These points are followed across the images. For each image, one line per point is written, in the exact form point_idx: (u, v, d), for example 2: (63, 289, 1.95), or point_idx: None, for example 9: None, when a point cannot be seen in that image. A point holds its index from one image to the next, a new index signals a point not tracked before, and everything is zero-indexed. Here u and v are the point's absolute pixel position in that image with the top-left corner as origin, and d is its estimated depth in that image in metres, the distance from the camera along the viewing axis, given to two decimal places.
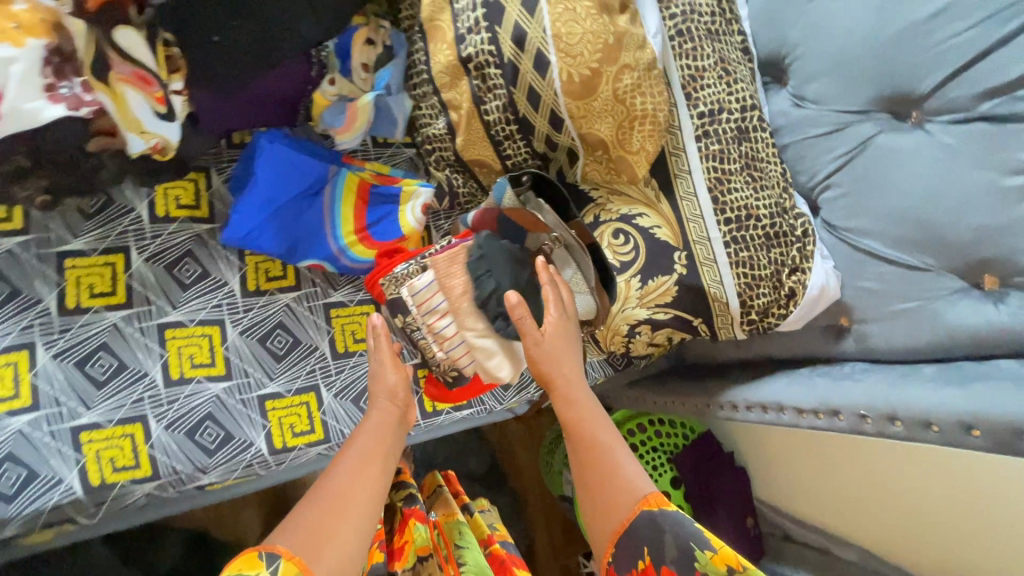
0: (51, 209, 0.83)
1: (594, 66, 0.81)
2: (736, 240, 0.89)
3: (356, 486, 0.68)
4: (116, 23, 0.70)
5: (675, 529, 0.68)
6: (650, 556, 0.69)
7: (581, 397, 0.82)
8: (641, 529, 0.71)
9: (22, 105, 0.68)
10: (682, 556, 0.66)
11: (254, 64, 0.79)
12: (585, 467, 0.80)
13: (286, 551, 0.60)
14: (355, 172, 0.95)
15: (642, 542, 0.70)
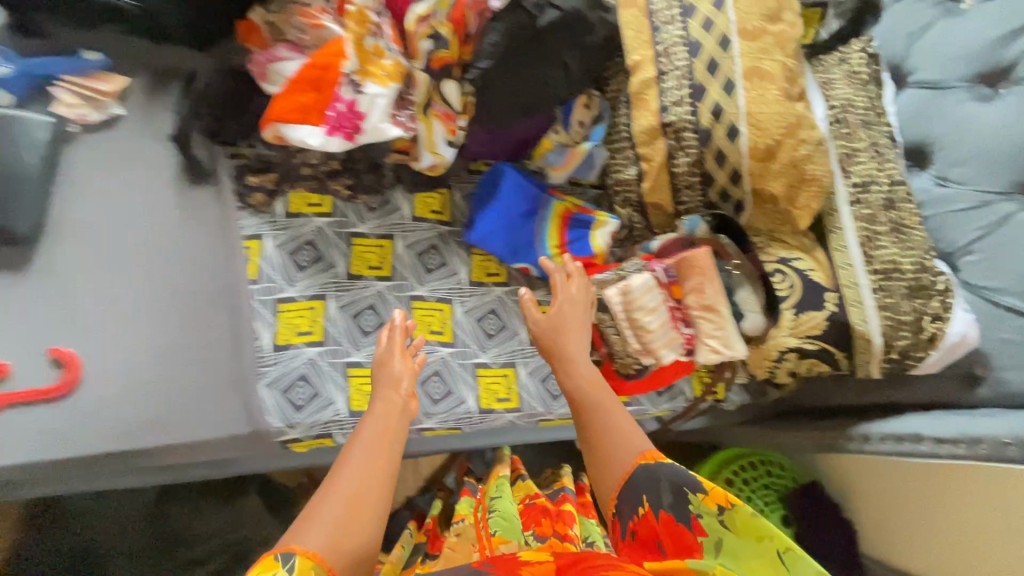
0: (350, 201, 1.12)
1: (777, 138, 1.04)
2: (883, 288, 1.06)
3: (369, 475, 0.72)
4: (445, 78, 1.01)
5: (668, 474, 0.70)
6: (649, 502, 0.71)
7: (614, 373, 0.86)
8: (639, 481, 0.73)
9: (377, 126, 0.97)
10: (675, 501, 0.68)
11: (519, 112, 1.07)
12: (584, 432, 0.83)
13: (301, 549, 0.62)
14: (561, 201, 1.19)
15: (640, 489, 0.73)
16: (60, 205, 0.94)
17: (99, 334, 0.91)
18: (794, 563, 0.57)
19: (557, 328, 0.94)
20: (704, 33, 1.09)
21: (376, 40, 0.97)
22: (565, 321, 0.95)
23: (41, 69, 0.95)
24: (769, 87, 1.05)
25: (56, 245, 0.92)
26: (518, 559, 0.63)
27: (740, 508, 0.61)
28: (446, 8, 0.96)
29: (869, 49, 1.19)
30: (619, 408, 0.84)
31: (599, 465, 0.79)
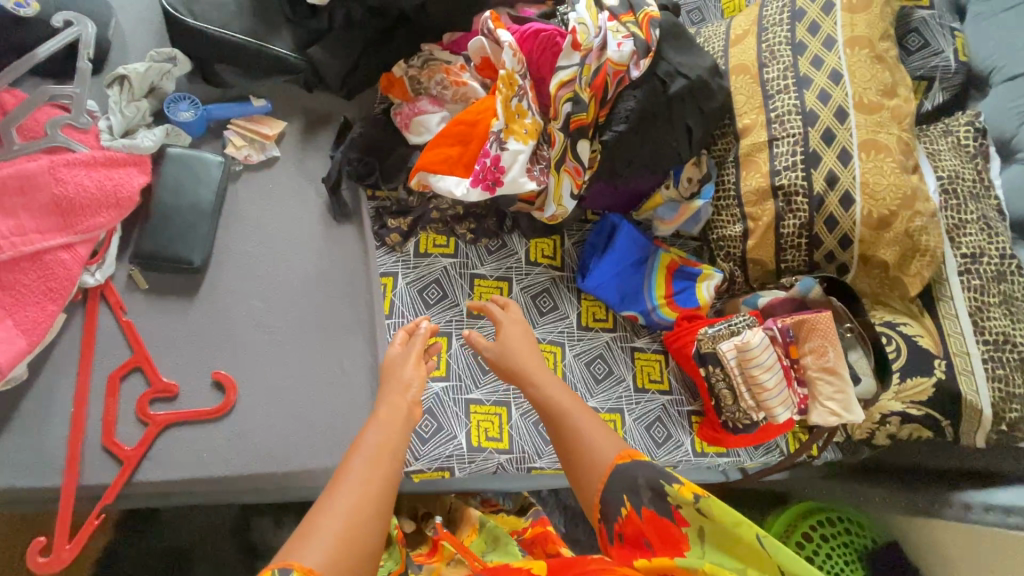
0: (473, 243, 1.18)
1: (892, 209, 1.09)
2: (994, 359, 1.08)
3: (363, 486, 0.67)
4: (579, 137, 1.07)
5: (646, 476, 0.73)
6: (631, 502, 0.73)
7: (545, 388, 0.85)
8: (617, 478, 0.75)
9: (516, 180, 1.06)
10: (656, 497, 0.73)
11: (642, 170, 1.12)
12: (554, 442, 0.81)
13: (298, 564, 0.58)
14: (667, 253, 1.24)
15: (621, 489, 0.74)
16: (225, 238, 1.03)
17: (254, 360, 0.98)
18: (770, 543, 0.66)
19: (503, 346, 0.92)
20: (820, 104, 1.14)
21: (521, 103, 1.06)
22: (516, 343, 0.92)
23: (219, 113, 1.06)
24: (886, 159, 1.10)
25: (220, 276, 1.00)
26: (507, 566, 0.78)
27: (709, 497, 0.69)
28: (589, 75, 1.04)
29: (977, 122, 1.21)
30: (586, 416, 0.81)
31: (581, 476, 0.77)
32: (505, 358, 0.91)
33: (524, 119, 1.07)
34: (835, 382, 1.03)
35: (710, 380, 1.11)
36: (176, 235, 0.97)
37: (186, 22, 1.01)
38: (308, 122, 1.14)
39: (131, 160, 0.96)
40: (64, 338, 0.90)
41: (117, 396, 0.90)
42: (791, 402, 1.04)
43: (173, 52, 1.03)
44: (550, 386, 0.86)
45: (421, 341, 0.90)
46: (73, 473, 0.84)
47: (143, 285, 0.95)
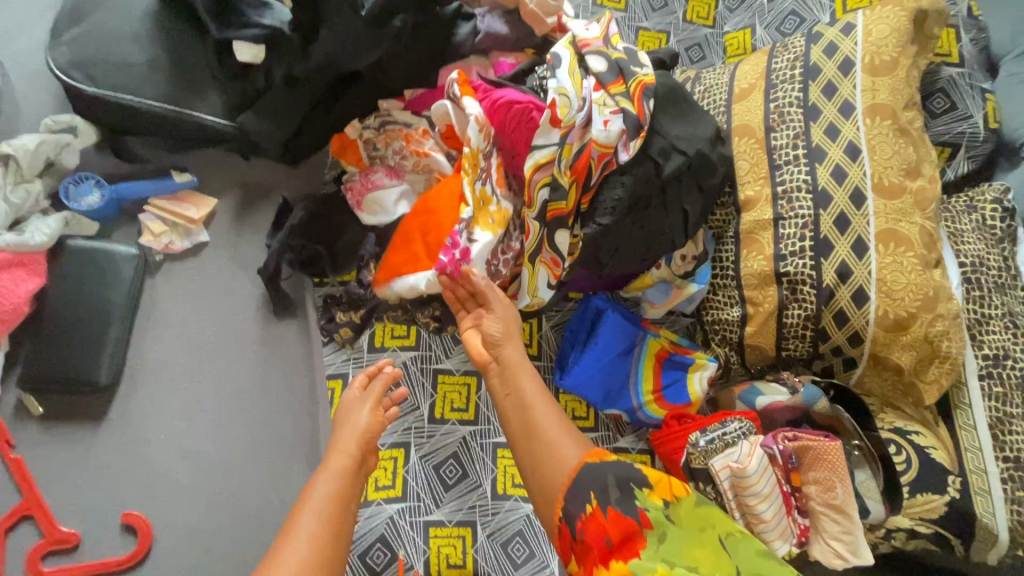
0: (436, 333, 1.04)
1: (911, 311, 0.96)
2: (1014, 478, 0.97)
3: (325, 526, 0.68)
4: (558, 227, 0.92)
5: (618, 473, 0.77)
6: (597, 499, 0.75)
7: (524, 385, 0.84)
8: (584, 478, 0.77)
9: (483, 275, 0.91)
10: (625, 497, 0.75)
11: (631, 257, 0.98)
12: (524, 435, 0.82)
13: None
14: (656, 338, 1.11)
15: (586, 486, 0.76)
16: (140, 344, 0.87)
17: (170, 495, 0.83)
18: (732, 545, 0.73)
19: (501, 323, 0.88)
20: (834, 182, 1.01)
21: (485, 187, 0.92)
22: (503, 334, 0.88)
23: (131, 193, 0.89)
24: (906, 253, 0.97)
25: (131, 393, 0.85)
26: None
27: (682, 499, 0.76)
28: (570, 157, 0.88)
29: (1005, 200, 1.08)
30: (555, 415, 0.82)
31: (545, 469, 0.79)
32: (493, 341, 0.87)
33: (492, 205, 0.92)
34: (842, 522, 0.89)
35: (701, 497, 0.97)
36: (77, 349, 0.82)
37: (85, 88, 0.84)
38: (244, 195, 0.98)
39: (17, 261, 0.80)
40: None
41: (2, 551, 0.76)
42: (790, 531, 0.93)
43: (73, 121, 0.86)
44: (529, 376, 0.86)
45: (380, 387, 0.85)
46: None
47: (36, 410, 0.81)
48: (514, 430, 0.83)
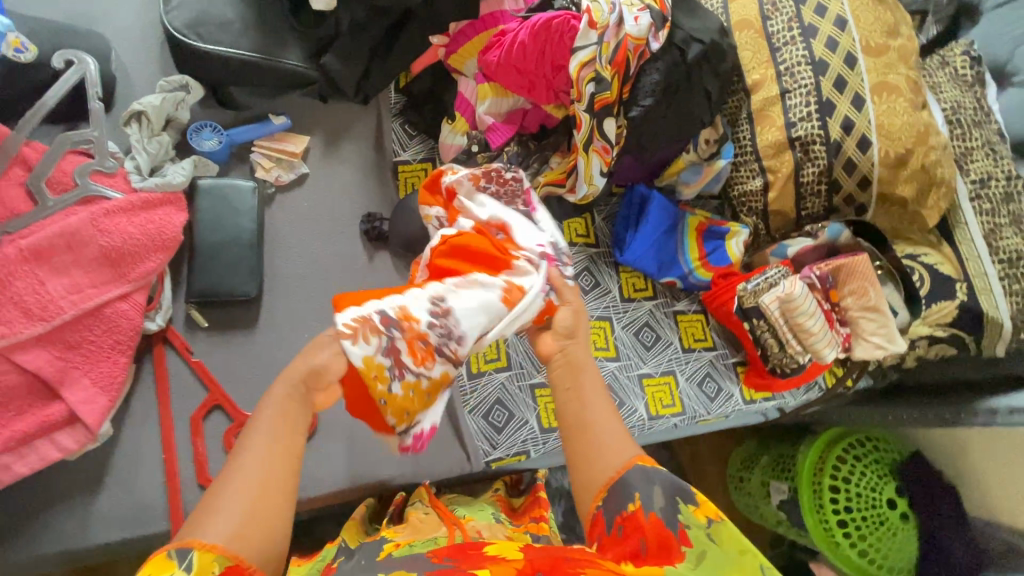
0: None
1: (908, 147, 1.15)
2: (1010, 276, 1.15)
3: (279, 454, 0.60)
4: (605, 116, 1.07)
5: (664, 481, 0.66)
6: (641, 500, 0.64)
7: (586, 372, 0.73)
8: (629, 477, 0.67)
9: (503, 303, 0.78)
10: (668, 505, 0.65)
11: (668, 138, 1.15)
12: (578, 422, 0.70)
13: (200, 544, 0.54)
14: (694, 215, 1.27)
15: (630, 485, 0.66)
16: (273, 264, 1.02)
17: None
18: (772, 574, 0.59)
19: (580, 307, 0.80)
20: (829, 52, 1.17)
21: (386, 373, 0.69)
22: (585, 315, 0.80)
23: (241, 137, 1.04)
24: (897, 99, 1.15)
25: (276, 303, 1.00)
26: (483, 552, 0.60)
27: (727, 522, 0.63)
28: (609, 53, 1.03)
29: (972, 51, 1.26)
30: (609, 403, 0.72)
31: (586, 459, 0.69)
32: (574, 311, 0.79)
33: (418, 387, 0.72)
34: (878, 319, 1.13)
35: (755, 332, 1.17)
36: (226, 268, 0.96)
37: (197, 45, 0.98)
38: (330, 133, 1.12)
39: (167, 199, 0.94)
40: (139, 386, 0.90)
41: (203, 435, 0.91)
42: (836, 342, 1.15)
43: (184, 79, 0.99)
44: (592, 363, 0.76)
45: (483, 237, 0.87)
46: (179, 515, 0.86)
47: (203, 322, 0.95)
48: (563, 421, 0.72)
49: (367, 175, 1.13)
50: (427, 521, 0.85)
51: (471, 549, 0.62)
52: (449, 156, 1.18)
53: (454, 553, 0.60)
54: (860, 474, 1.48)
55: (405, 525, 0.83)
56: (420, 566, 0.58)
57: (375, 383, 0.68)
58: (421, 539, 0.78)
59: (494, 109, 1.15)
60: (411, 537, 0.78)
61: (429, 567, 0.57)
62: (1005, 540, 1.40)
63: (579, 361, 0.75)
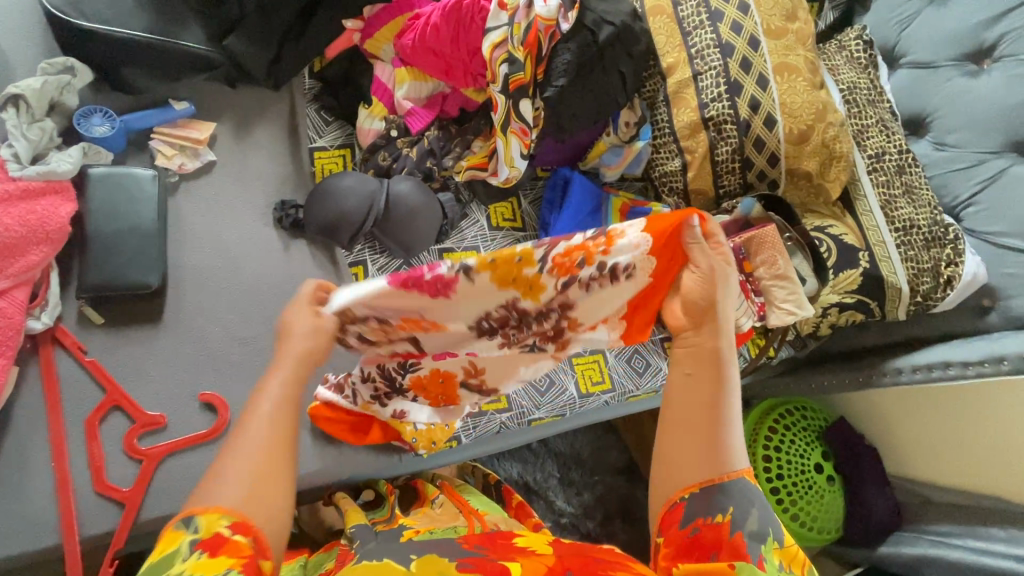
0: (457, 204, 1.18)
1: (808, 123, 1.22)
2: (904, 243, 1.24)
3: (272, 446, 0.60)
4: (521, 97, 1.07)
5: (761, 511, 0.66)
6: (734, 515, 0.64)
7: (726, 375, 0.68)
8: (731, 488, 0.66)
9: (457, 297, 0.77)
10: (755, 533, 0.64)
11: (586, 119, 1.16)
12: (696, 410, 0.67)
13: (206, 510, 0.56)
14: (618, 197, 1.29)
15: (731, 496, 0.65)
16: (177, 255, 0.97)
17: (238, 373, 0.94)
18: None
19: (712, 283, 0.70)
20: (734, 34, 1.22)
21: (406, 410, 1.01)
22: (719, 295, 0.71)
23: (138, 123, 0.98)
24: (798, 79, 1.23)
25: (181, 295, 0.95)
26: (511, 543, 0.64)
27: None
28: (520, 34, 1.04)
29: (864, 35, 1.37)
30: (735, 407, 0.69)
31: (695, 453, 0.67)
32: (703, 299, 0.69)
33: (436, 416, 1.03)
34: (787, 286, 1.18)
35: None
36: (122, 260, 0.90)
37: (84, 24, 0.92)
38: (238, 120, 1.08)
39: (50, 189, 0.86)
40: (23, 391, 0.84)
41: (99, 438, 0.85)
42: (752, 311, 1.17)
43: (69, 62, 0.92)
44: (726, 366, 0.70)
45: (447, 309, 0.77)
46: (73, 524, 0.80)
47: (98, 319, 0.90)
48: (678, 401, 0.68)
49: (280, 162, 1.09)
50: (443, 512, 0.98)
51: (502, 539, 0.66)
52: (366, 141, 1.14)
53: (483, 540, 0.64)
54: (793, 443, 1.52)
55: (420, 515, 0.96)
56: (453, 551, 0.61)
57: (401, 426, 1.01)
58: (440, 527, 0.91)
59: (414, 94, 1.14)
60: (431, 525, 0.91)
61: (460, 554, 0.60)
62: (919, 493, 1.46)
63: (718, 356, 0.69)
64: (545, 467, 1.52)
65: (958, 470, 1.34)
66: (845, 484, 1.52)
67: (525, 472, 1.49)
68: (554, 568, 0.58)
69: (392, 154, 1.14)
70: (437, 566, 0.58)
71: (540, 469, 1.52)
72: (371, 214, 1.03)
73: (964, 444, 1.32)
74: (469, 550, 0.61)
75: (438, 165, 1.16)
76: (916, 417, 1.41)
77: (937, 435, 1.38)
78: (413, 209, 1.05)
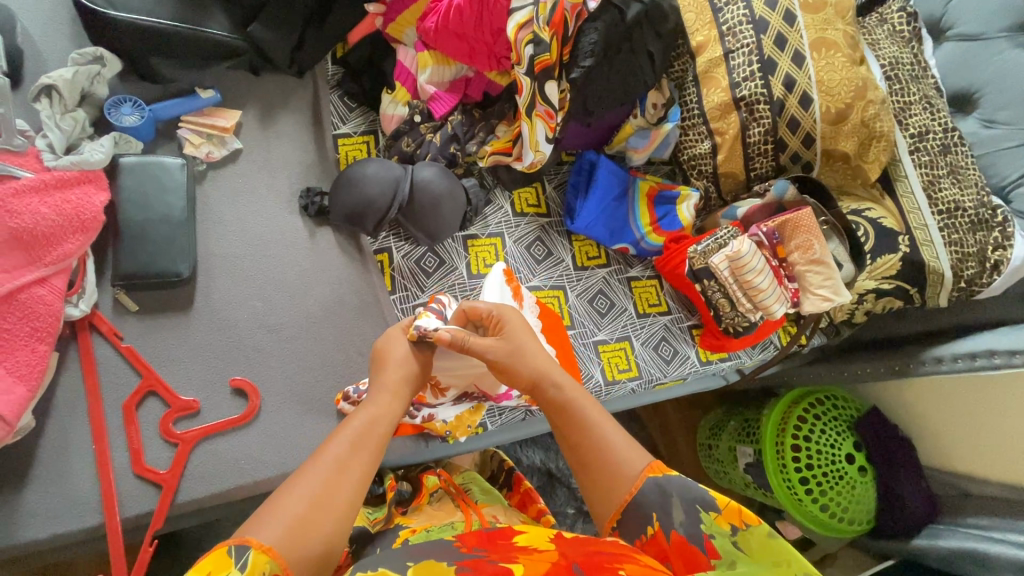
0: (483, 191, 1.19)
1: (847, 101, 1.16)
2: (948, 226, 1.18)
3: (342, 479, 0.60)
4: (547, 79, 1.04)
5: (681, 491, 0.63)
6: (660, 521, 0.63)
7: (588, 413, 0.71)
8: (647, 494, 0.65)
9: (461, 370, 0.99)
10: (688, 519, 0.61)
11: (614, 101, 1.13)
12: (578, 459, 0.69)
13: (257, 542, 0.51)
14: (645, 181, 1.26)
15: (649, 505, 0.64)
16: (206, 243, 0.98)
17: (268, 358, 0.96)
18: None
19: (514, 350, 0.77)
20: (769, 10, 1.17)
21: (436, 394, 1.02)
22: (516, 351, 0.77)
23: (165, 113, 0.99)
24: (836, 55, 1.17)
25: (210, 283, 0.96)
26: (512, 543, 0.57)
27: (754, 529, 0.55)
28: (546, 13, 1.00)
29: (908, 7, 1.30)
30: (610, 420, 0.71)
31: (600, 489, 0.67)
32: (510, 367, 0.76)
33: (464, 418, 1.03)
34: (822, 271, 1.16)
35: (706, 293, 1.19)
36: (154, 248, 0.91)
37: (110, 14, 0.92)
38: (263, 108, 1.08)
39: (84, 178, 0.88)
40: (63, 375, 0.86)
41: (137, 423, 0.87)
42: (784, 297, 1.17)
43: (98, 51, 0.93)
44: (577, 394, 0.73)
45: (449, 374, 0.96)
46: (114, 505, 0.83)
47: (132, 306, 0.91)
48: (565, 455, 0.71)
49: (305, 150, 1.09)
50: (442, 508, 0.88)
51: (501, 539, 0.58)
52: (390, 127, 1.13)
53: (482, 543, 0.57)
54: (825, 432, 1.48)
55: (419, 512, 0.88)
56: (452, 554, 0.54)
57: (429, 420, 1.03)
58: (437, 524, 0.81)
59: (437, 78, 1.12)
60: (428, 522, 0.82)
61: (458, 557, 0.53)
62: (956, 485, 1.41)
63: (574, 393, 0.73)
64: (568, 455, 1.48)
65: (1001, 464, 1.28)
66: (879, 475, 1.48)
67: (548, 460, 1.46)
68: (559, 561, 0.52)
69: (415, 140, 1.13)
70: (435, 569, 0.51)
71: (562, 456, 1.48)
72: (395, 201, 1.02)
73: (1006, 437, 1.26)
74: (468, 551, 0.54)
75: (461, 150, 1.14)
76: (956, 407, 1.36)
77: (976, 428, 1.32)
78: (437, 195, 1.04)
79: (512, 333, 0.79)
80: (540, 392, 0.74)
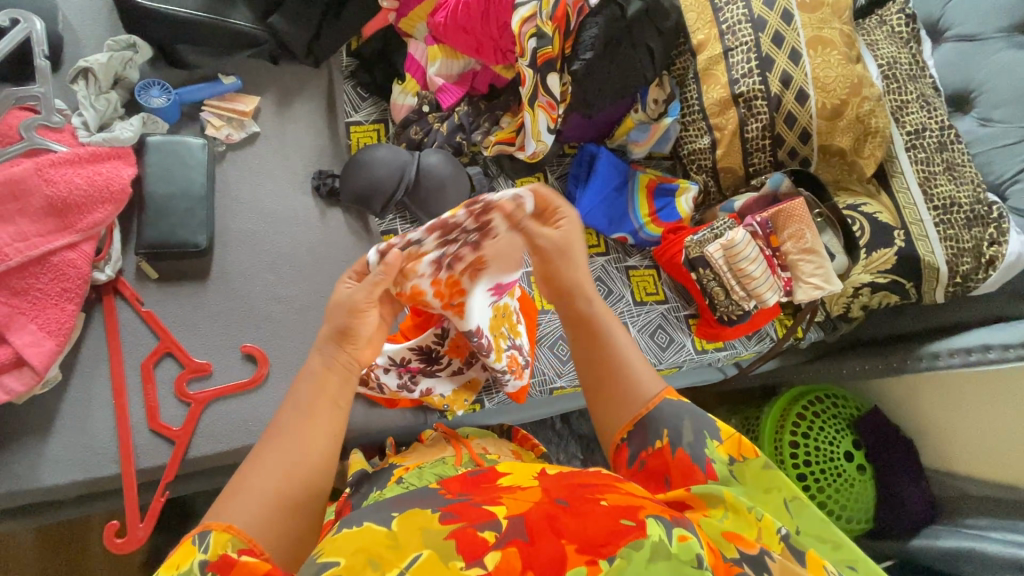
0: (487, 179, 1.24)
1: (842, 98, 1.19)
2: (944, 221, 1.20)
3: (301, 452, 0.62)
4: (549, 71, 1.09)
5: (692, 417, 0.69)
6: (669, 437, 0.67)
7: (616, 332, 0.74)
8: (661, 413, 0.69)
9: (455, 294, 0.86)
10: (696, 440, 0.67)
11: (614, 95, 1.18)
12: (596, 373, 0.73)
13: (219, 525, 0.55)
14: (645, 174, 1.29)
15: (661, 422, 0.69)
16: (223, 218, 1.04)
17: (277, 329, 1.01)
18: (799, 511, 0.63)
19: (564, 251, 0.76)
20: (767, 9, 1.21)
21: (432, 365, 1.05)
22: (567, 255, 0.76)
23: (190, 96, 1.06)
24: (832, 52, 1.20)
25: (226, 255, 1.02)
26: (495, 485, 0.58)
27: (750, 461, 0.65)
28: (549, 8, 1.05)
29: (906, 9, 1.33)
30: (633, 344, 0.75)
31: (614, 403, 0.72)
32: (553, 267, 0.76)
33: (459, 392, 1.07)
34: (815, 261, 1.19)
35: (702, 281, 1.22)
36: (174, 220, 0.97)
37: (143, 4, 0.99)
38: (281, 95, 1.15)
39: (114, 153, 0.95)
40: (88, 335, 0.92)
41: (154, 382, 0.93)
42: (777, 286, 1.20)
43: (132, 38, 1.01)
44: (606, 314, 0.76)
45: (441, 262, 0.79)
46: (130, 456, 0.88)
47: (153, 274, 0.98)
48: (583, 366, 0.75)
49: (319, 135, 1.16)
50: (435, 444, 0.91)
51: (485, 483, 0.59)
52: (399, 115, 1.19)
53: (466, 488, 0.57)
54: (823, 429, 1.48)
55: (413, 450, 0.90)
56: (435, 502, 0.53)
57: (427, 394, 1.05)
58: (429, 461, 0.85)
59: (445, 71, 1.18)
60: (420, 460, 0.85)
61: (441, 504, 0.52)
62: (956, 486, 1.40)
63: (603, 312, 0.76)
64: (568, 447, 1.50)
65: (998, 461, 1.28)
66: (877, 473, 1.48)
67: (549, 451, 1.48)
68: (540, 497, 0.53)
69: (423, 129, 1.19)
70: (418, 518, 0.50)
71: (562, 449, 1.50)
72: (401, 183, 1.07)
73: (1002, 434, 1.26)
74: (450, 498, 0.54)
75: (467, 139, 1.20)
76: (954, 404, 1.36)
77: (973, 425, 1.32)
78: (442, 179, 1.08)
79: (569, 239, 0.76)
80: (575, 302, 0.76)
